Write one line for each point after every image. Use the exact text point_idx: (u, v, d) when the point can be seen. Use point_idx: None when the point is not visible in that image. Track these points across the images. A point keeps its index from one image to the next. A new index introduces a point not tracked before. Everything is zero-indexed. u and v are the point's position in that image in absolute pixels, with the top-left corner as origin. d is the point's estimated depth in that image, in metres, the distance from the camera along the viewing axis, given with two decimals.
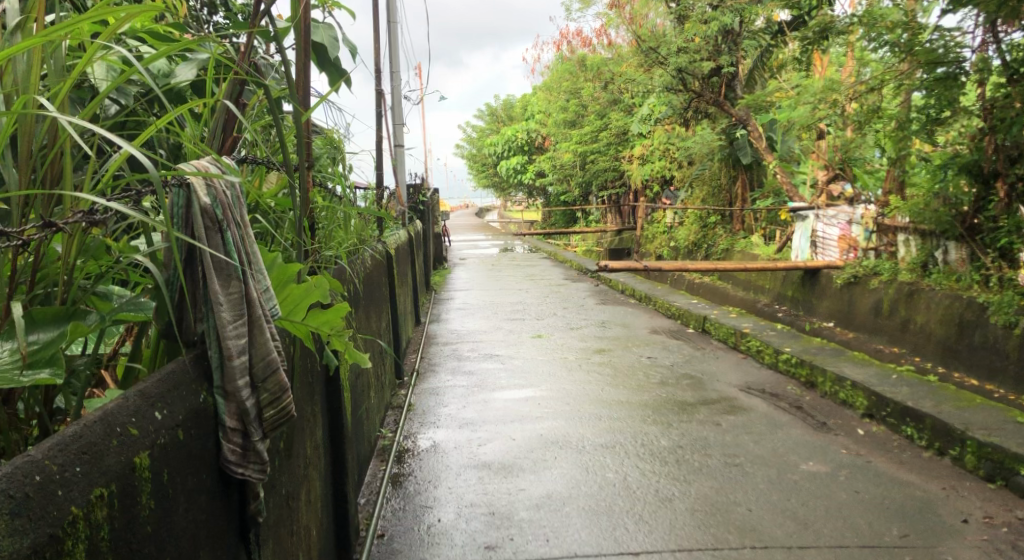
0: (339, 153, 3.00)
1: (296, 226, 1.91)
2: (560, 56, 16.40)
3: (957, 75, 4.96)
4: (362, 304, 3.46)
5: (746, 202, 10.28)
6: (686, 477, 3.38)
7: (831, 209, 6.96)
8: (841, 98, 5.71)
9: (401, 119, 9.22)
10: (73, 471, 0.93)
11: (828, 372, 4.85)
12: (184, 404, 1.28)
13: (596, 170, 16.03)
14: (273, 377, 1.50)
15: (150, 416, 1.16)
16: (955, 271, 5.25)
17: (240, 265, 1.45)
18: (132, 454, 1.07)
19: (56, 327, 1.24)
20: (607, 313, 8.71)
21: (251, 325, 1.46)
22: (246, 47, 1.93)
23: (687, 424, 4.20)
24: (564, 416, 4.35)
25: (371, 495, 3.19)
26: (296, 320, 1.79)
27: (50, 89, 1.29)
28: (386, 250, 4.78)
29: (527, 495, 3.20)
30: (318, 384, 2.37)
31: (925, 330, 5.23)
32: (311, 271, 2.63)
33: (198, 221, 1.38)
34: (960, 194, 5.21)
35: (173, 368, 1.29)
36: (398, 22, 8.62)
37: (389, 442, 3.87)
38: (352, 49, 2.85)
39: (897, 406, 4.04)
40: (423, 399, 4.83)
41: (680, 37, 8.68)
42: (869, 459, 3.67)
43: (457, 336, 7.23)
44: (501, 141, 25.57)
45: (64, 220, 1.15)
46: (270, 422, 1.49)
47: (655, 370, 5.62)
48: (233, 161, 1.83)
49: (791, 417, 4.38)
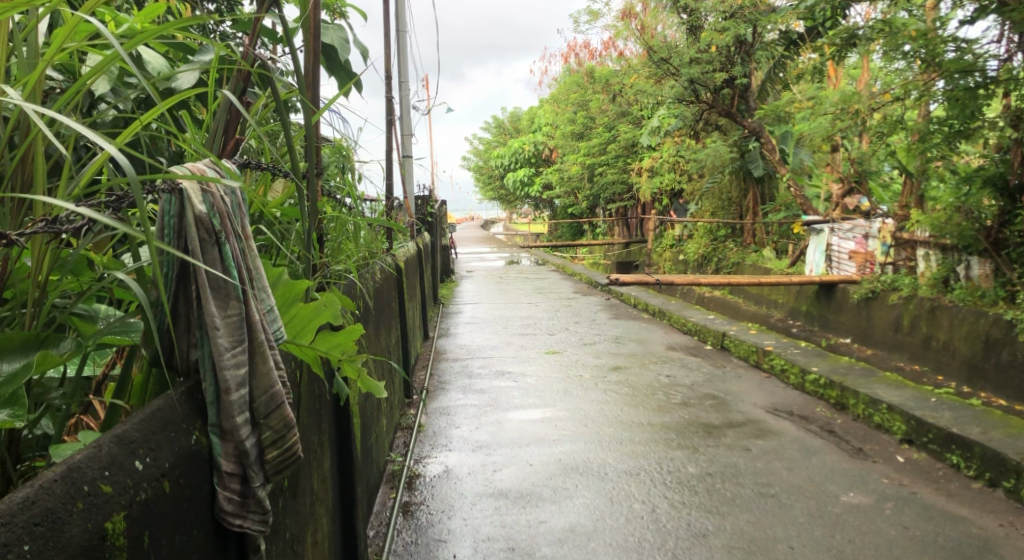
0: (348, 163, 2.80)
1: (306, 238, 1.71)
2: (568, 68, 16.39)
3: (981, 85, 4.73)
4: (372, 321, 3.26)
5: (757, 215, 10.05)
6: (719, 509, 3.16)
7: (847, 222, 6.73)
8: (862, 109, 5.52)
9: (409, 130, 9.05)
10: (20, 551, 0.73)
11: (860, 394, 4.62)
12: (173, 448, 1.08)
13: (604, 182, 15.92)
14: (277, 412, 1.30)
15: (128, 467, 0.95)
16: (978, 287, 5.02)
17: (240, 284, 1.25)
18: (103, 519, 0.87)
19: (21, 358, 1.05)
20: (620, 328, 8.51)
21: (252, 352, 1.26)
22: (251, 42, 1.72)
23: (714, 448, 3.99)
24: (583, 439, 4.14)
25: (381, 527, 2.98)
26: (304, 344, 1.60)
27: (20, 75, 1.09)
28: (396, 263, 4.60)
29: (549, 527, 2.98)
30: (327, 412, 2.16)
31: (949, 347, 5.00)
32: (319, 288, 2.42)
33: (192, 234, 1.19)
34: (983, 208, 4.96)
35: (160, 405, 1.10)
36: (407, 31, 8.44)
37: (400, 466, 3.65)
38: (364, 52, 2.66)
39: (941, 433, 3.83)
40: (434, 420, 4.61)
41: (694, 48, 8.59)
42: (914, 490, 3.45)
43: (467, 352, 7.02)
44: (509, 154, 25.41)
45: (22, 230, 0.96)
46: (274, 465, 1.28)
47: (675, 389, 5.41)
48: (234, 167, 1.62)
49: (824, 442, 4.17)
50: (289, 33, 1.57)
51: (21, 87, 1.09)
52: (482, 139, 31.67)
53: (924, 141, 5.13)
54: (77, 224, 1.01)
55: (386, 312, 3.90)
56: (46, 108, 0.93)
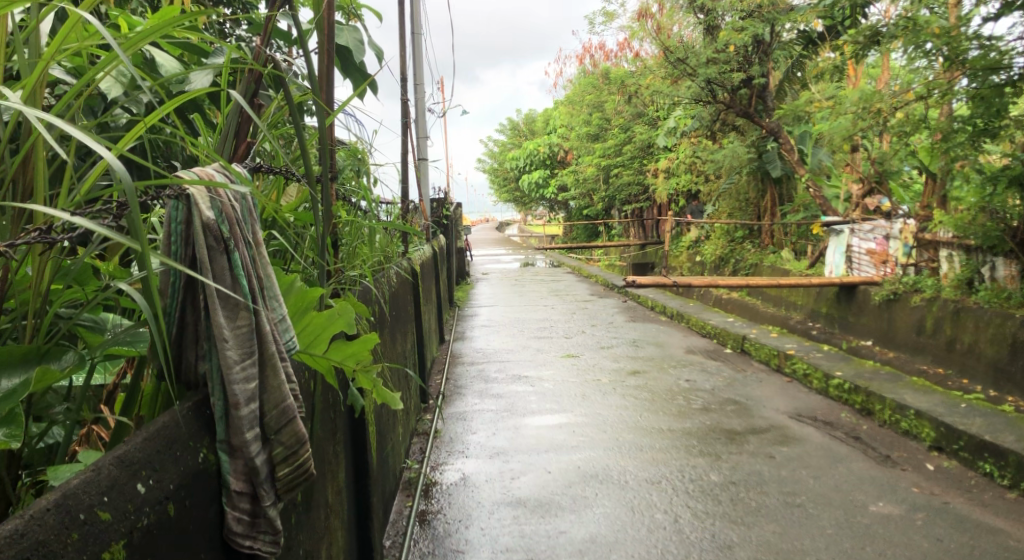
0: (363, 166, 2.75)
1: (322, 243, 1.66)
2: (583, 70, 16.32)
3: (1008, 83, 4.57)
4: (388, 327, 3.22)
5: (776, 216, 9.90)
6: (744, 519, 3.06)
7: (868, 223, 6.57)
8: (884, 108, 5.37)
9: (424, 132, 9.02)
10: None
11: (886, 399, 4.50)
12: (178, 468, 1.03)
13: (619, 183, 15.81)
14: (289, 427, 1.24)
15: (129, 490, 0.90)
16: (1004, 288, 4.88)
17: (249, 293, 1.20)
18: (98, 549, 0.82)
19: (21, 374, 1.00)
20: (638, 331, 8.40)
21: (262, 364, 1.21)
22: (262, 41, 1.65)
23: (737, 455, 3.89)
24: (602, 446, 4.06)
25: (398, 536, 2.92)
26: (316, 353, 1.54)
27: (20, 77, 1.04)
28: (411, 267, 4.57)
29: (568, 538, 2.90)
30: (342, 423, 2.11)
31: (974, 350, 4.85)
32: (334, 293, 2.37)
33: (199, 241, 1.14)
34: (1009, 208, 4.81)
35: (165, 422, 1.04)
36: (421, 34, 8.41)
37: (416, 474, 3.59)
38: (378, 53, 2.62)
39: (972, 440, 3.70)
40: (450, 425, 4.55)
41: (710, 48, 8.49)
42: (946, 500, 3.33)
43: (483, 355, 6.97)
44: (523, 156, 25.31)
45: (13, 241, 0.90)
46: (285, 482, 1.22)
47: (694, 394, 5.31)
48: (245, 170, 1.56)
49: (850, 449, 4.06)
50: (303, 33, 1.49)
51: (21, 88, 1.04)
52: (496, 141, 31.67)
53: (947, 140, 4.98)
54: (72, 233, 0.94)
55: (401, 316, 3.86)
56: (44, 111, 0.87)
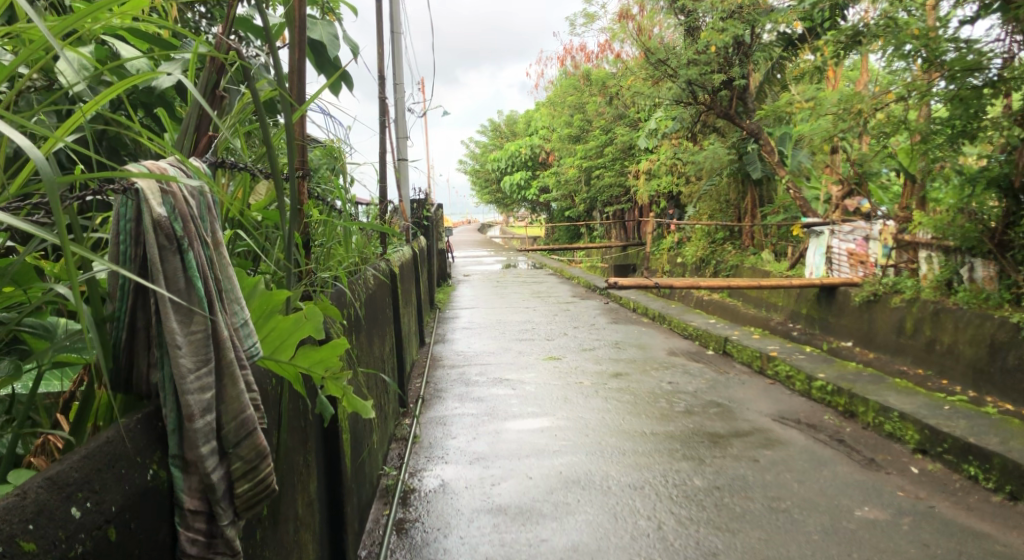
0: (338, 165, 2.66)
1: (291, 246, 1.54)
2: (564, 71, 16.29)
3: (985, 85, 4.60)
4: (363, 332, 3.13)
5: (756, 218, 9.92)
6: (730, 525, 3.01)
7: (847, 224, 6.60)
8: (865, 108, 5.27)
9: (404, 132, 8.90)
10: None
11: (870, 402, 4.49)
12: (122, 487, 0.95)
13: (601, 185, 15.78)
14: (249, 440, 1.15)
15: (62, 515, 0.83)
16: (983, 289, 4.90)
17: (205, 296, 1.10)
18: None
19: None
20: (620, 333, 8.36)
21: (220, 372, 1.12)
22: (224, 30, 1.53)
23: (721, 459, 3.85)
24: (584, 450, 4.00)
25: (374, 547, 2.83)
26: (283, 360, 1.46)
27: None
28: (389, 269, 4.46)
29: (550, 547, 2.83)
30: (312, 433, 2.03)
31: (954, 351, 4.86)
32: (305, 296, 2.28)
33: (150, 241, 1.04)
34: (988, 209, 4.82)
35: (110, 437, 0.96)
36: (401, 33, 8.31)
37: (394, 480, 3.50)
38: (353, 48, 2.53)
39: (957, 443, 3.69)
40: (429, 430, 4.46)
41: (692, 49, 8.48)
42: (931, 504, 3.31)
43: (463, 358, 6.89)
44: (505, 157, 25.20)
45: None
46: (245, 499, 1.13)
47: (678, 397, 5.27)
48: (205, 166, 1.46)
49: (835, 452, 4.03)
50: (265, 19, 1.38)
51: None
52: (478, 142, 31.57)
53: (927, 141, 4.99)
54: None
55: (378, 319, 3.76)
56: None
